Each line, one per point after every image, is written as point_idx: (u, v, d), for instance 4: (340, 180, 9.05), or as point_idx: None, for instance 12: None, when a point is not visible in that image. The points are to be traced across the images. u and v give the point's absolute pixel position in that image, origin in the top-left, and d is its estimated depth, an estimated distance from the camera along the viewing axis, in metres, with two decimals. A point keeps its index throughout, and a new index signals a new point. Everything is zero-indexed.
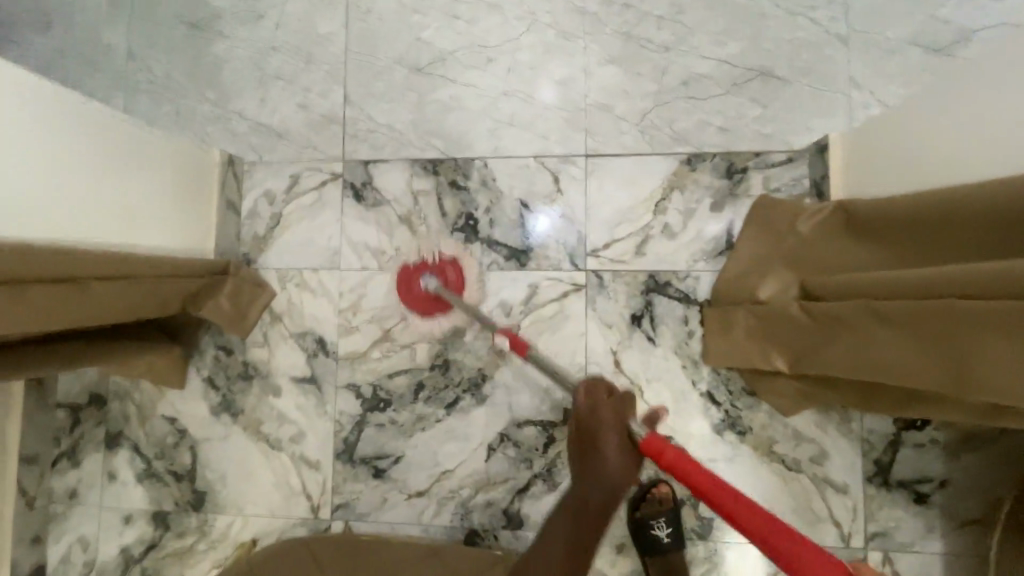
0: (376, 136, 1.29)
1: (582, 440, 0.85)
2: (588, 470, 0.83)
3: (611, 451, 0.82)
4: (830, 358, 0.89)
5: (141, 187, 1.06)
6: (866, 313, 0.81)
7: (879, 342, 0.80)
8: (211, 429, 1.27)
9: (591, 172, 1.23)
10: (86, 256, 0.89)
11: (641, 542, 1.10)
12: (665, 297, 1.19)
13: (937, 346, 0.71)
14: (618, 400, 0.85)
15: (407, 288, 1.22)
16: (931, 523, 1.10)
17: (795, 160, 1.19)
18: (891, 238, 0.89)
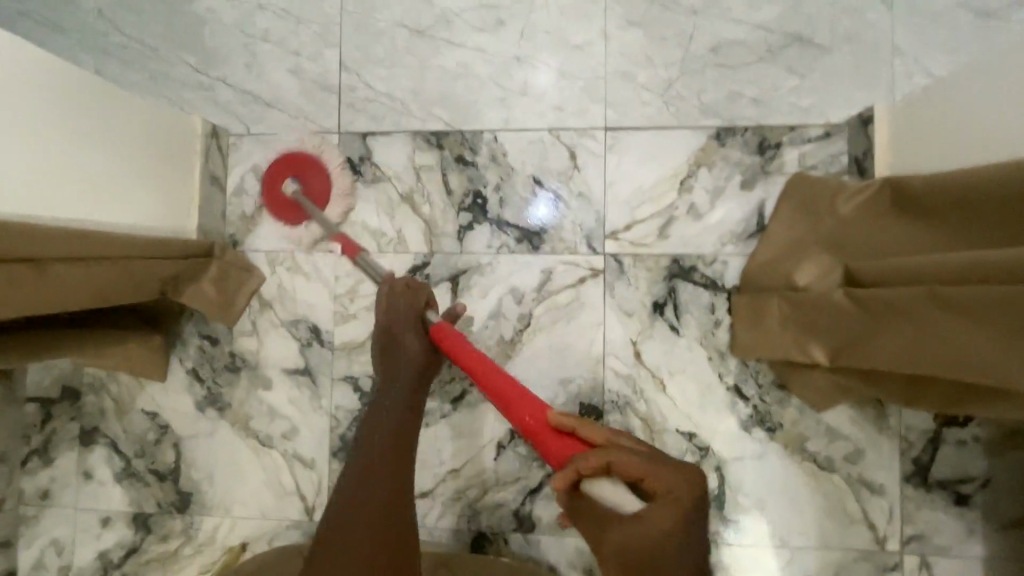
0: (374, 106, 1.18)
1: (386, 338, 0.92)
2: (391, 363, 0.91)
3: (408, 339, 0.91)
4: (863, 348, 0.84)
5: (106, 156, 0.94)
6: (920, 300, 0.74)
7: (916, 332, 0.75)
8: (196, 424, 1.17)
9: (610, 146, 1.13)
10: (41, 233, 0.77)
11: None
12: (690, 283, 1.10)
13: (976, 334, 0.66)
14: (411, 292, 0.93)
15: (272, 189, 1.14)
16: (972, 526, 1.03)
17: (833, 134, 1.09)
18: (940, 220, 0.82)
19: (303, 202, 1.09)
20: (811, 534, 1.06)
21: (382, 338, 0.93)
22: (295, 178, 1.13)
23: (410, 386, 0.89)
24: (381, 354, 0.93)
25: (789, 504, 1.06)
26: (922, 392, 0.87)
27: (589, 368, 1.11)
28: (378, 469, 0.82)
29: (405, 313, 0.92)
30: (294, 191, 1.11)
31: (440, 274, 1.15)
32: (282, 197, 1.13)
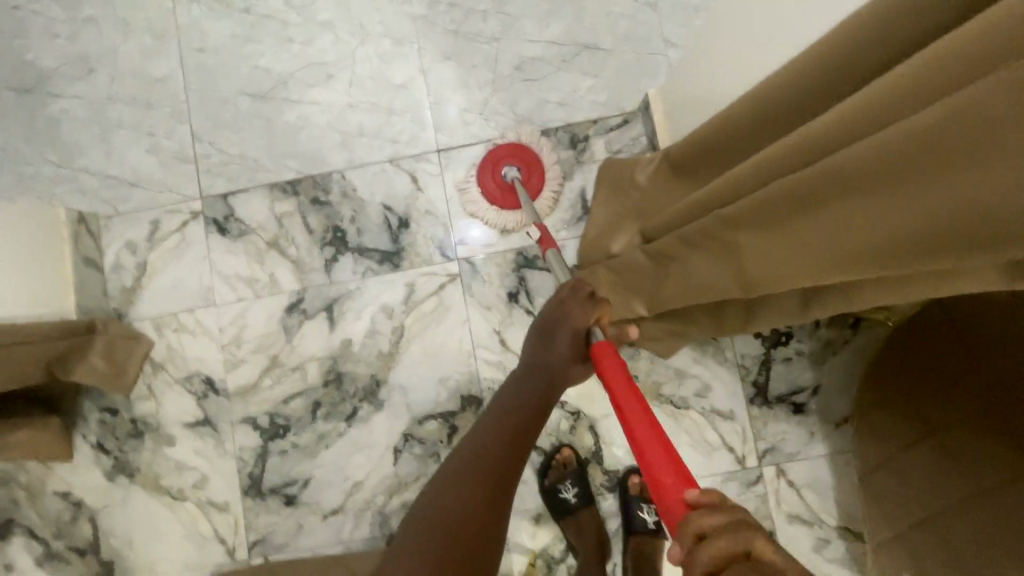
0: (230, 167, 1.29)
1: (546, 331, 0.93)
2: (536, 355, 0.93)
3: (561, 342, 0.91)
4: (699, 284, 0.85)
5: None
6: (720, 223, 0.74)
7: (752, 250, 0.70)
8: (109, 494, 1.23)
9: (445, 164, 1.27)
10: None
11: (552, 506, 1.14)
12: (536, 270, 1.24)
13: (809, 232, 0.59)
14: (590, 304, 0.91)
15: (489, 175, 1.24)
16: (812, 430, 1.18)
17: (632, 121, 1.27)
18: (697, 171, 0.97)
19: (521, 186, 1.19)
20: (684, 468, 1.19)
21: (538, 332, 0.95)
22: (514, 166, 1.24)
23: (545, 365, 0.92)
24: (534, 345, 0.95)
25: None
26: (737, 316, 0.99)
27: (463, 363, 1.22)
28: (484, 472, 0.75)
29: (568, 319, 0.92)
30: (515, 177, 1.22)
31: (316, 306, 1.25)
32: (502, 182, 1.23)
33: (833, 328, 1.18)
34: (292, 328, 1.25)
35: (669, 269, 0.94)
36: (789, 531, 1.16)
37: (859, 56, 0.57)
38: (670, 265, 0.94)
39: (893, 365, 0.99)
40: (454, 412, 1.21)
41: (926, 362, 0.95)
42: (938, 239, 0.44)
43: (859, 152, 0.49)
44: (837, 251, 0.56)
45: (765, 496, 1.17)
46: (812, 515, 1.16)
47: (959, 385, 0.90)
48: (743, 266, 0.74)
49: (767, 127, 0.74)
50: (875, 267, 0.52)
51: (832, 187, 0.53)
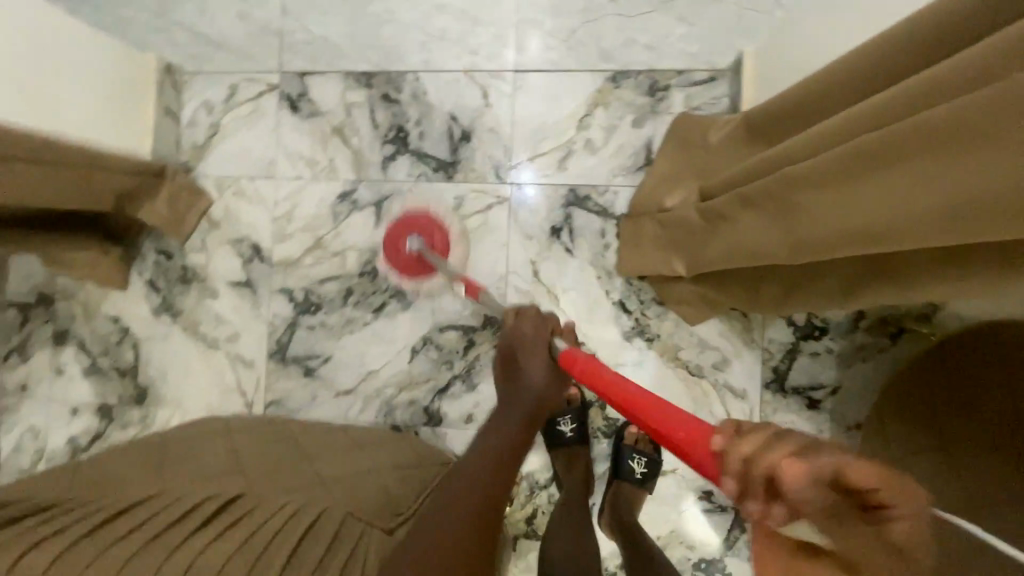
0: (312, 48, 1.31)
1: (509, 357, 0.80)
2: (509, 388, 0.77)
3: (530, 369, 0.77)
4: (742, 245, 0.85)
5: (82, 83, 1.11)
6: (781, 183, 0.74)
7: (805, 215, 0.70)
8: (153, 328, 1.34)
9: (518, 86, 1.26)
10: (26, 142, 0.97)
11: (547, 436, 1.18)
12: (584, 210, 1.24)
13: (872, 200, 0.58)
14: (538, 324, 0.80)
15: (393, 249, 1.19)
16: (821, 427, 1.17)
17: (717, 79, 1.21)
18: (772, 135, 0.93)
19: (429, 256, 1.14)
20: None
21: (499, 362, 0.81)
22: (416, 234, 1.18)
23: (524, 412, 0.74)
24: (500, 379, 0.80)
25: None
26: (775, 294, 0.96)
27: (494, 284, 1.25)
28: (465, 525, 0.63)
29: (529, 338, 0.79)
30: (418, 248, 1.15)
31: (366, 200, 1.29)
32: (407, 256, 1.18)
33: (872, 333, 1.14)
34: (340, 215, 1.29)
35: (720, 229, 0.92)
36: None
37: (966, 16, 0.54)
38: (720, 227, 0.92)
39: (928, 376, 0.92)
40: (474, 328, 1.25)
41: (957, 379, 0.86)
42: (1001, 202, 0.44)
43: (960, 104, 0.47)
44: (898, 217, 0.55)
45: None
46: None
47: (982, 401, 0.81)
48: (797, 232, 0.72)
49: (859, 91, 0.71)
50: (934, 233, 0.52)
51: (909, 146, 0.53)
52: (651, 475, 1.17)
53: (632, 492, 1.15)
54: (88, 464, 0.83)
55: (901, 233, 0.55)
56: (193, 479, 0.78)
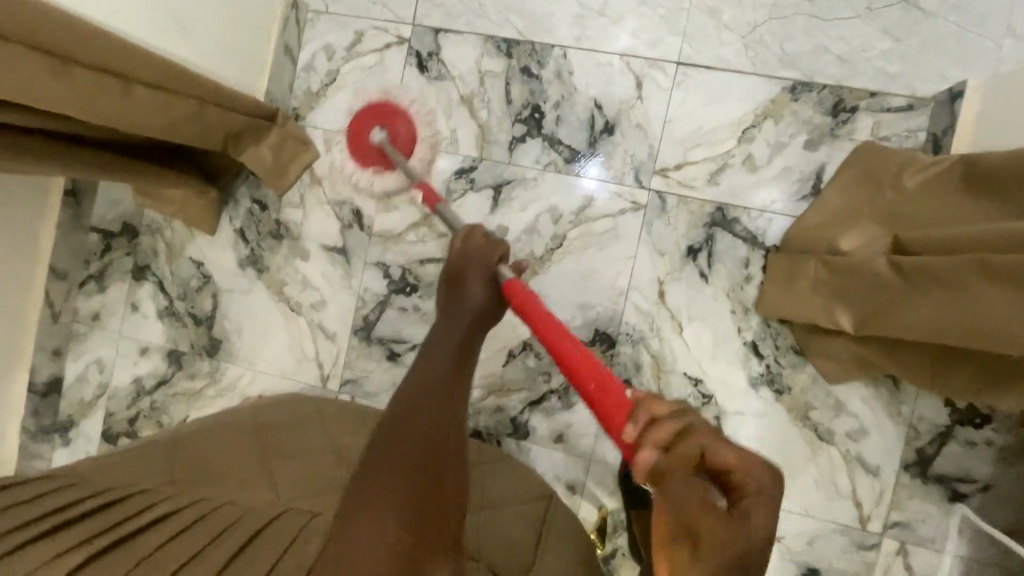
0: (452, 2, 1.17)
1: (449, 282, 0.61)
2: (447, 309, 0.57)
3: (473, 285, 0.59)
4: (935, 321, 0.77)
5: (211, 8, 1.02)
6: (972, 269, 0.73)
7: (952, 304, 0.75)
8: (235, 281, 1.25)
9: (679, 81, 1.10)
10: (146, 59, 0.88)
11: (629, 494, 1.05)
12: (729, 234, 1.09)
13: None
14: (495, 247, 0.64)
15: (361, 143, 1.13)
16: (960, 525, 1.02)
17: (916, 108, 1.04)
18: (1020, 197, 0.77)
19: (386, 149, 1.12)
20: (797, 501, 1.07)
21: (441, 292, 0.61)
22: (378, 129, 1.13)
23: (472, 323, 0.55)
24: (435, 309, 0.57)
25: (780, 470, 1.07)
26: (952, 377, 0.86)
27: (611, 298, 1.12)
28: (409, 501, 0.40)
29: (475, 261, 0.62)
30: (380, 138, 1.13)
31: (485, 181, 1.16)
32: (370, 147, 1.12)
33: None
34: (453, 192, 1.18)
35: (928, 294, 0.79)
36: None
37: None
38: (915, 291, 0.81)
39: None
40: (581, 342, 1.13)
41: None
42: None
43: None
44: None
45: (873, 566, 1.04)
46: None
47: None
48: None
49: None
50: None
51: None
52: None
53: None
54: (192, 445, 0.78)
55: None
56: (306, 490, 0.75)
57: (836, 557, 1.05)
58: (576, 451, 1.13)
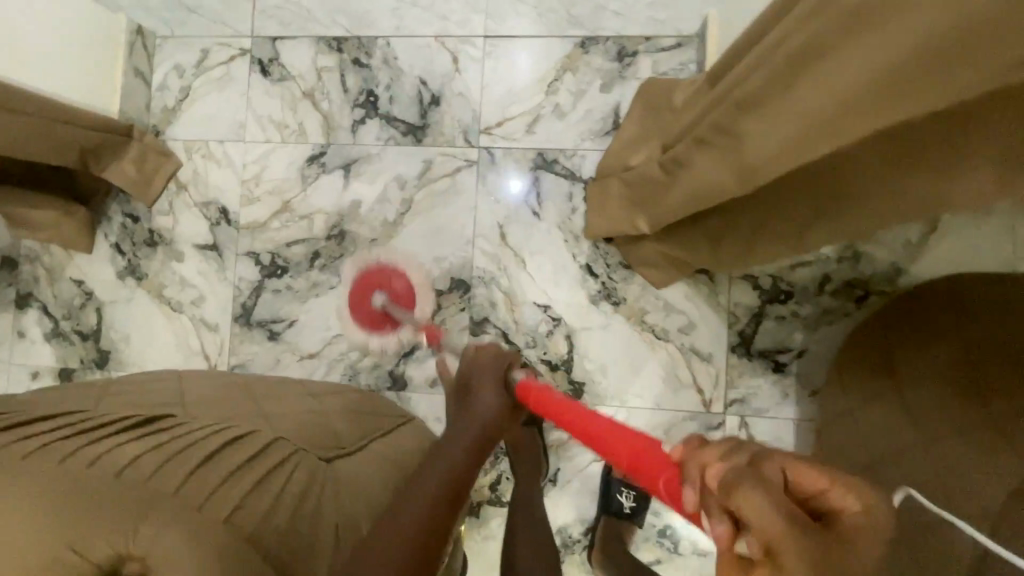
0: (284, 12, 1.30)
1: (464, 389, 0.64)
2: (456, 419, 0.61)
3: (483, 397, 0.61)
4: (690, 193, 0.86)
5: (55, 40, 1.11)
6: (695, 137, 0.84)
7: (694, 171, 0.84)
8: (117, 292, 1.32)
9: (488, 52, 1.25)
10: None
11: None
12: (552, 174, 1.23)
13: (729, 154, 0.74)
14: (505, 357, 0.65)
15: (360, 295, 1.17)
16: (785, 391, 1.16)
17: (684, 45, 1.22)
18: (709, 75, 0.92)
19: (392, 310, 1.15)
20: (649, 398, 1.19)
21: (456, 392, 0.65)
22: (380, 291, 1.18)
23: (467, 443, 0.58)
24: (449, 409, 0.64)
25: (629, 372, 1.19)
26: (739, 249, 0.96)
27: (461, 248, 1.24)
28: None
29: (490, 372, 0.63)
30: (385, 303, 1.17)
31: (335, 163, 1.28)
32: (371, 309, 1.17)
33: (837, 297, 1.15)
34: (308, 177, 1.29)
35: (680, 172, 0.91)
36: None
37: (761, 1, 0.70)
38: (677, 175, 0.92)
39: (886, 326, 0.87)
40: (441, 292, 1.24)
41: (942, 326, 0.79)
42: (812, 128, 0.56)
43: (766, 66, 0.62)
44: (746, 158, 0.68)
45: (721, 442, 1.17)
46: None
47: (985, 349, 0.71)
48: (740, 152, 0.70)
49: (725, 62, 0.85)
50: (770, 166, 0.64)
51: (739, 102, 0.68)
52: (641, 509, 1.13)
53: (622, 525, 1.12)
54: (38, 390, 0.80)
55: (856, 102, 0.50)
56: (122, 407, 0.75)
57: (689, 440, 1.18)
58: None
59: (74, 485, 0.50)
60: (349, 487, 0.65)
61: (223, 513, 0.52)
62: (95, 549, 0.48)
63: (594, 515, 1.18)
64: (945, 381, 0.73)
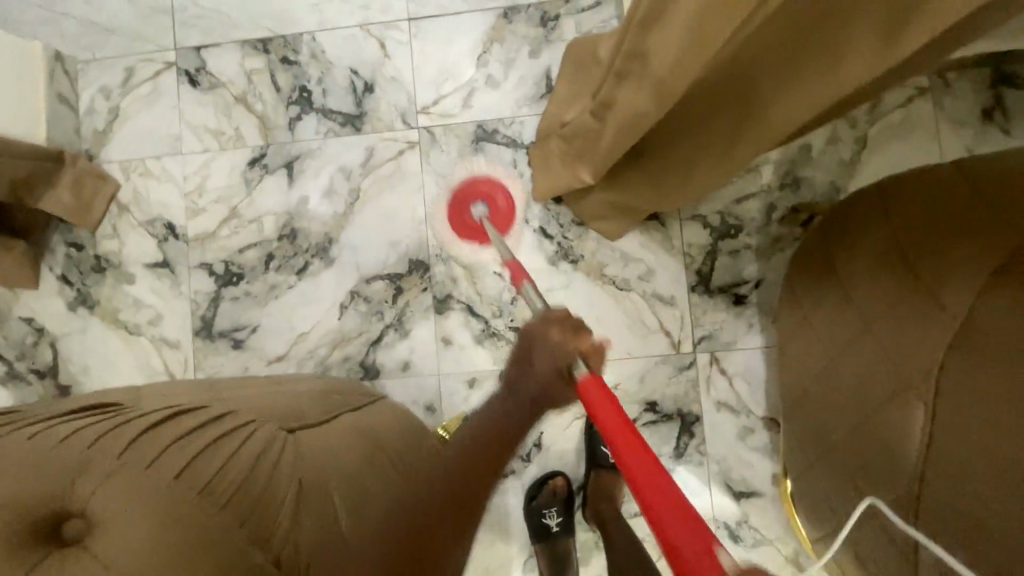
0: (205, 21, 1.29)
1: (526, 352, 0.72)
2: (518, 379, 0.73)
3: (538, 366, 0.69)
4: (616, 133, 0.89)
5: None
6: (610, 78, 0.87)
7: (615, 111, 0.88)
8: (69, 324, 1.28)
9: (415, 34, 1.26)
10: None
11: None
12: (494, 144, 1.24)
13: (641, 86, 0.78)
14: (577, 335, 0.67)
15: (457, 217, 1.24)
16: (750, 321, 1.18)
17: (603, 3, 1.25)
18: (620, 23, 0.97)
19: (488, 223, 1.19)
20: (619, 349, 1.20)
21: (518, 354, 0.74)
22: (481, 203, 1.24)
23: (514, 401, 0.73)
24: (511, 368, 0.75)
25: (596, 326, 1.20)
26: (675, 184, 0.99)
27: (415, 229, 1.24)
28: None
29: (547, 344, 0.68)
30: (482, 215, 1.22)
31: (277, 163, 1.27)
32: (470, 221, 1.23)
33: (784, 224, 1.18)
34: (251, 181, 1.27)
35: (606, 116, 0.93)
36: (716, 417, 1.17)
37: None
38: (604, 121, 0.94)
39: (824, 234, 0.89)
40: (401, 275, 1.24)
41: (870, 219, 0.80)
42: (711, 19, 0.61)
43: None
44: (661, 75, 0.72)
45: (695, 381, 1.18)
46: (739, 404, 1.18)
47: (918, 232, 0.72)
48: (653, 74, 0.74)
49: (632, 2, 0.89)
50: (685, 73, 0.69)
51: (644, 26, 0.72)
52: None
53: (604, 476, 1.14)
54: None
55: None
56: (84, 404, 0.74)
57: (664, 384, 1.19)
58: (423, 371, 1.22)
59: (48, 476, 0.53)
60: (313, 455, 0.67)
61: (173, 474, 0.57)
62: (34, 502, 0.51)
63: (583, 473, 1.19)
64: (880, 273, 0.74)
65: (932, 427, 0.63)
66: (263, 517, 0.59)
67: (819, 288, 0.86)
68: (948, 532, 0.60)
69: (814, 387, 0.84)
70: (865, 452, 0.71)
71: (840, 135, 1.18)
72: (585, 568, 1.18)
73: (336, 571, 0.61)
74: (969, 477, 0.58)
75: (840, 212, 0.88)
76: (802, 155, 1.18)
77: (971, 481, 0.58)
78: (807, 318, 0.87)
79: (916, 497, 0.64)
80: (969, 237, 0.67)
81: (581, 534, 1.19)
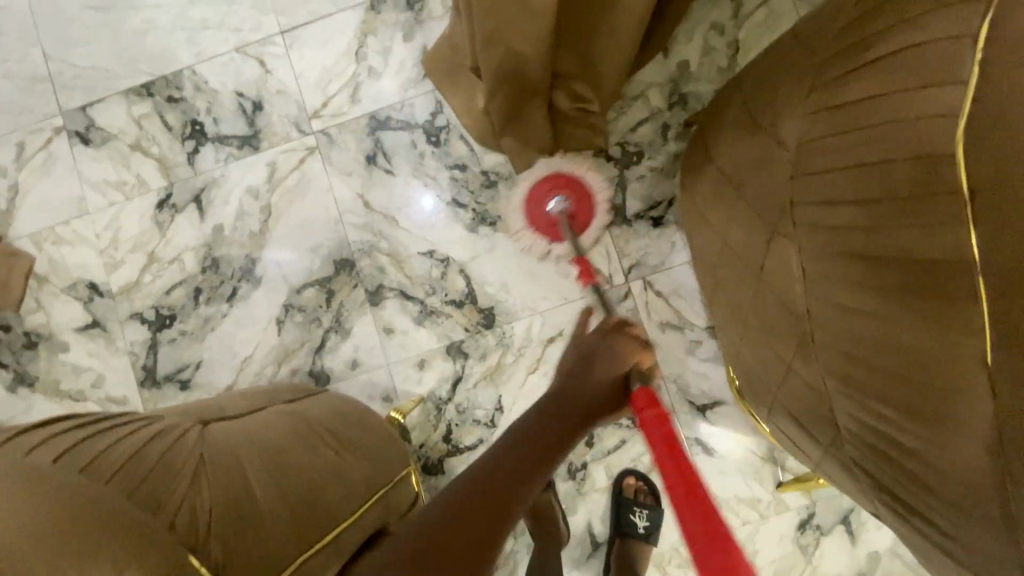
0: (83, 80, 1.30)
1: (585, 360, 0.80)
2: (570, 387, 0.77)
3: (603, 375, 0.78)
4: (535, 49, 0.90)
5: None
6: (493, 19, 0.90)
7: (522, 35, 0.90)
8: (13, 407, 1.26)
9: (290, 45, 1.28)
10: None
11: None
12: (389, 130, 1.26)
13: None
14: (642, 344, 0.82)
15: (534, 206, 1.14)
16: (672, 240, 1.21)
17: None
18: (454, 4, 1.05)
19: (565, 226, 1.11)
20: (556, 297, 1.21)
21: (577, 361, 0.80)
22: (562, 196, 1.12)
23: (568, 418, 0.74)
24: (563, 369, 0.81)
25: (528, 280, 1.22)
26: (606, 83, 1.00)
27: (333, 230, 1.25)
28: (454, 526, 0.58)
29: (610, 351, 0.80)
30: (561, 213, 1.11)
31: (184, 199, 1.28)
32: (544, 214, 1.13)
33: (680, 140, 1.21)
34: (164, 223, 1.28)
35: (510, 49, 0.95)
36: (662, 338, 1.19)
37: None
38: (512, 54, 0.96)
39: (700, 132, 0.92)
40: (329, 278, 1.24)
41: (728, 103, 0.83)
42: None
43: None
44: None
45: (635, 309, 1.20)
46: (680, 320, 1.19)
47: (758, 97, 0.75)
48: None
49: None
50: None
51: None
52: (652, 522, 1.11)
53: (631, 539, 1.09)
54: None
55: None
56: None
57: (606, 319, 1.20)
58: (372, 365, 1.22)
59: None
60: (218, 440, 0.70)
61: (57, 454, 0.60)
62: None
63: None
64: (739, 145, 0.77)
65: (802, 264, 0.65)
66: (160, 484, 0.62)
67: (701, 181, 0.88)
68: (840, 349, 0.60)
69: (719, 270, 0.86)
70: (771, 307, 0.72)
71: (712, 45, 1.22)
72: (573, 517, 1.18)
73: (240, 537, 0.62)
74: (836, 290, 0.59)
75: (710, 108, 0.92)
76: (681, 72, 1.22)
77: (838, 294, 0.59)
78: (699, 211, 0.90)
79: (812, 337, 0.65)
80: (785, 78, 0.70)
81: (561, 485, 1.18)
